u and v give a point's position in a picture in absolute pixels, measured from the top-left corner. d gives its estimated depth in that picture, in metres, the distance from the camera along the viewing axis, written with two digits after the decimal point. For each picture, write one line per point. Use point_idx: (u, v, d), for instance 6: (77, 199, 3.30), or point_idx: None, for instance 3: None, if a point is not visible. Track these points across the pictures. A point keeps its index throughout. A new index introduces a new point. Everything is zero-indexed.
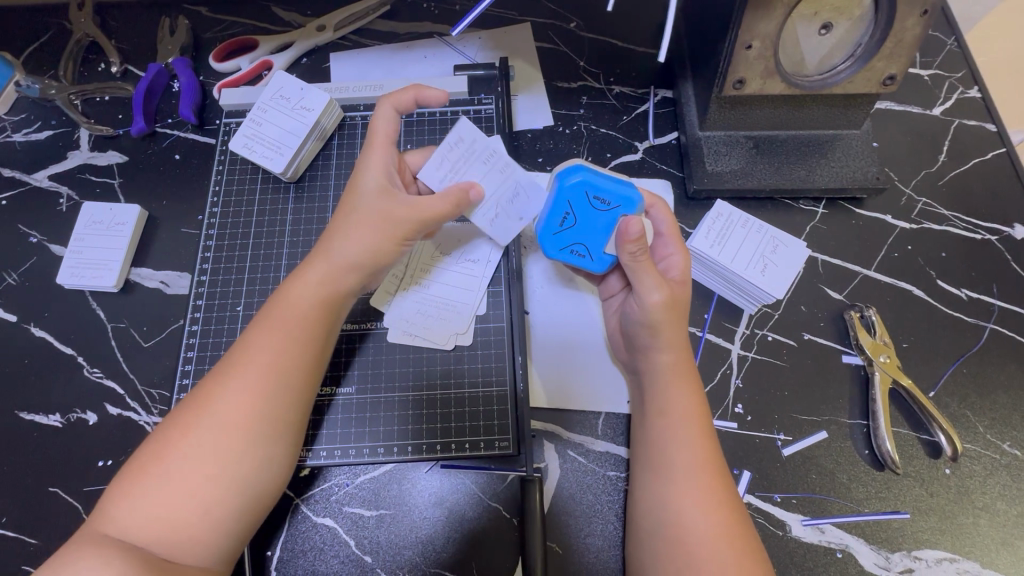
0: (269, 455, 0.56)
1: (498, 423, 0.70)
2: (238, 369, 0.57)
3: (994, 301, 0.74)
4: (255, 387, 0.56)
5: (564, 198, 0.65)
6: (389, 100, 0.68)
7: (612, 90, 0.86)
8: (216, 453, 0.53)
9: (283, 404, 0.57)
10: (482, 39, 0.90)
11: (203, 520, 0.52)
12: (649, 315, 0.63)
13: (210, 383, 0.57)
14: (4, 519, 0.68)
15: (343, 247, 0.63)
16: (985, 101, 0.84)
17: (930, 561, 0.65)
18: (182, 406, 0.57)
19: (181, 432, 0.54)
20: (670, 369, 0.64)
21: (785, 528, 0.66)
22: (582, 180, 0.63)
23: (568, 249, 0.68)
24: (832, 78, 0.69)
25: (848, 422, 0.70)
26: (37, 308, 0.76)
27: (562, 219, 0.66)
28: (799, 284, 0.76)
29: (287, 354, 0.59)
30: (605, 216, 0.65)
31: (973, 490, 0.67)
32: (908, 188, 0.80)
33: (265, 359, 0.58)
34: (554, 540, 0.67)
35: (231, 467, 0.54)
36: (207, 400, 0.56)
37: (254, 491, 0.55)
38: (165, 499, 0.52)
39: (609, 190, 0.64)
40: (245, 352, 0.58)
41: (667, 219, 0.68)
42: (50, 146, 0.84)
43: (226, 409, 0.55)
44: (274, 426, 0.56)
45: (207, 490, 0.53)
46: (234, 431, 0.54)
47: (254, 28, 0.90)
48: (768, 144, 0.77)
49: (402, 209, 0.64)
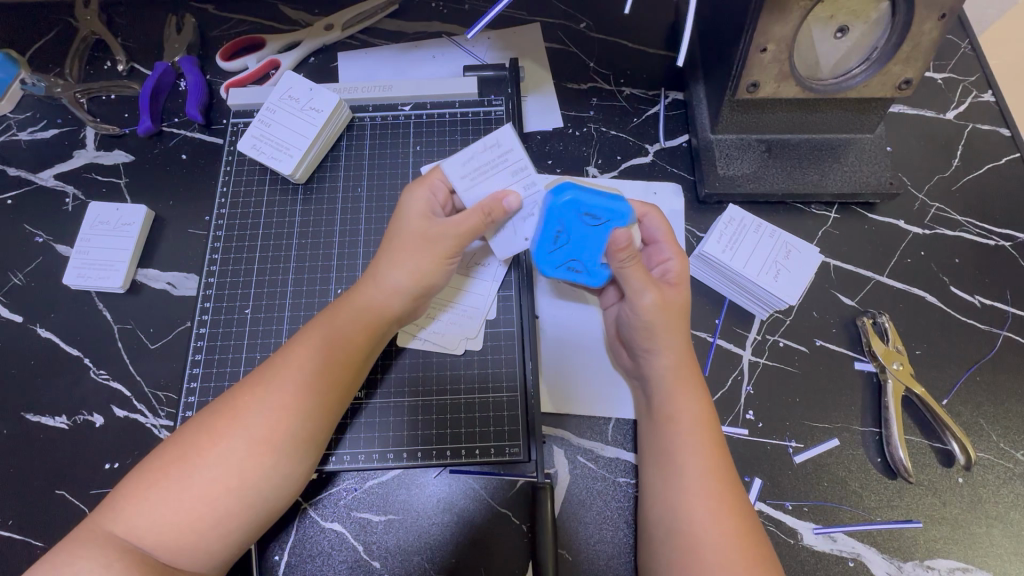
0: (290, 473, 0.55)
1: (508, 428, 0.70)
2: (270, 383, 0.56)
3: (1008, 308, 0.74)
4: (288, 405, 0.56)
5: (554, 216, 0.65)
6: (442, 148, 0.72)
7: (623, 92, 0.86)
8: (240, 467, 0.53)
9: (313, 425, 0.57)
10: (491, 40, 0.89)
11: (212, 532, 0.52)
12: (643, 319, 0.63)
13: (239, 392, 0.56)
14: (10, 521, 0.67)
15: (392, 273, 0.64)
16: (999, 105, 0.83)
17: (942, 571, 0.64)
18: (206, 412, 0.56)
19: (204, 439, 0.54)
20: (675, 373, 0.63)
21: (796, 537, 0.66)
22: (573, 197, 0.64)
23: (563, 268, 0.68)
24: (847, 82, 0.69)
25: (860, 429, 0.70)
26: (43, 309, 0.76)
27: (556, 234, 0.66)
28: (811, 289, 0.75)
29: (323, 375, 0.58)
30: (595, 230, 0.66)
31: (986, 499, 0.66)
32: (921, 193, 0.79)
33: (300, 376, 0.57)
34: (563, 547, 0.66)
35: (251, 484, 0.53)
36: (236, 411, 0.55)
37: (267, 506, 0.54)
38: (180, 507, 0.51)
39: (597, 205, 0.65)
40: (280, 367, 0.58)
41: (662, 226, 0.68)
42: (56, 145, 0.83)
43: (256, 424, 0.54)
44: (301, 447, 0.56)
45: (224, 504, 0.52)
46: (262, 449, 0.54)
47: (261, 26, 0.90)
48: (780, 147, 0.77)
49: (440, 228, 0.64)
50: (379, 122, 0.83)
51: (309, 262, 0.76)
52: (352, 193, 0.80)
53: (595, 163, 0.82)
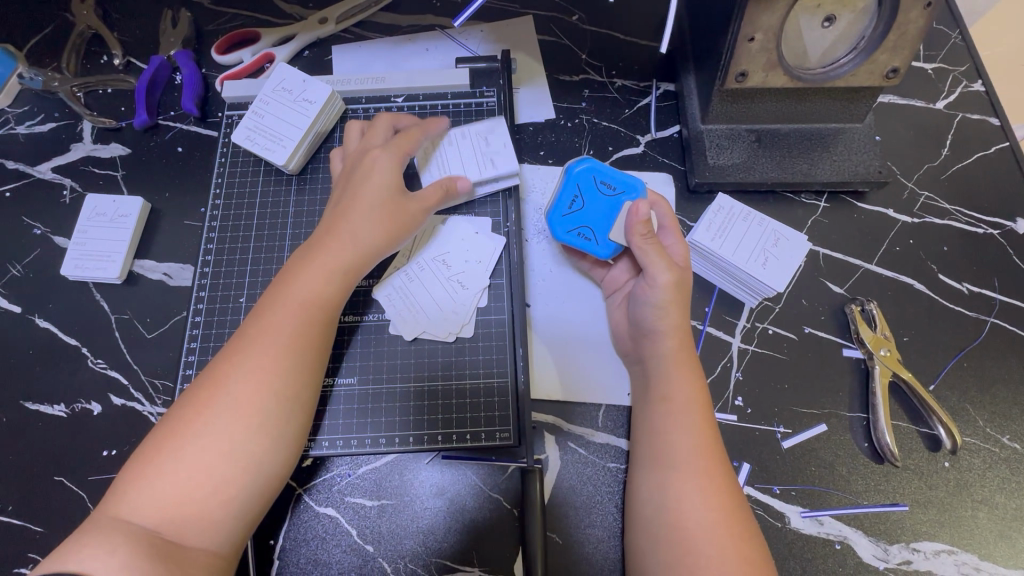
0: (280, 433, 0.57)
1: (499, 414, 0.70)
2: (246, 346, 0.58)
3: (995, 295, 0.74)
4: (268, 363, 0.58)
5: (573, 182, 0.71)
6: (388, 122, 0.75)
7: (614, 83, 0.86)
8: (231, 429, 0.55)
9: (296, 379, 0.59)
10: (484, 32, 0.90)
11: (214, 499, 0.53)
12: (659, 295, 0.64)
13: (218, 363, 0.58)
14: (10, 507, 0.68)
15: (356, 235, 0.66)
16: (988, 95, 0.84)
17: (928, 553, 0.65)
18: (190, 389, 0.58)
19: (191, 412, 0.55)
20: (673, 355, 0.64)
21: (784, 520, 0.67)
22: (588, 166, 0.71)
23: (574, 233, 0.71)
24: (835, 71, 0.69)
25: (848, 415, 0.70)
26: (42, 299, 0.77)
27: (571, 201, 0.71)
28: (800, 277, 0.76)
29: (299, 333, 0.60)
30: (608, 199, 0.71)
31: (972, 483, 0.67)
32: (910, 182, 0.80)
33: (276, 336, 0.59)
34: (554, 531, 0.67)
35: (242, 445, 0.55)
36: (217, 379, 0.57)
37: (262, 473, 0.56)
38: (180, 480, 0.52)
39: (611, 176, 0.71)
40: (255, 332, 0.59)
41: (667, 214, 0.69)
42: (54, 138, 0.84)
43: (237, 388, 0.56)
44: (288, 403, 0.58)
45: (220, 469, 0.53)
46: (247, 410, 0.55)
47: (255, 20, 0.90)
48: (769, 137, 0.77)
49: (411, 204, 0.69)
50: (372, 114, 0.84)
51: None
52: None
53: (587, 153, 0.83)
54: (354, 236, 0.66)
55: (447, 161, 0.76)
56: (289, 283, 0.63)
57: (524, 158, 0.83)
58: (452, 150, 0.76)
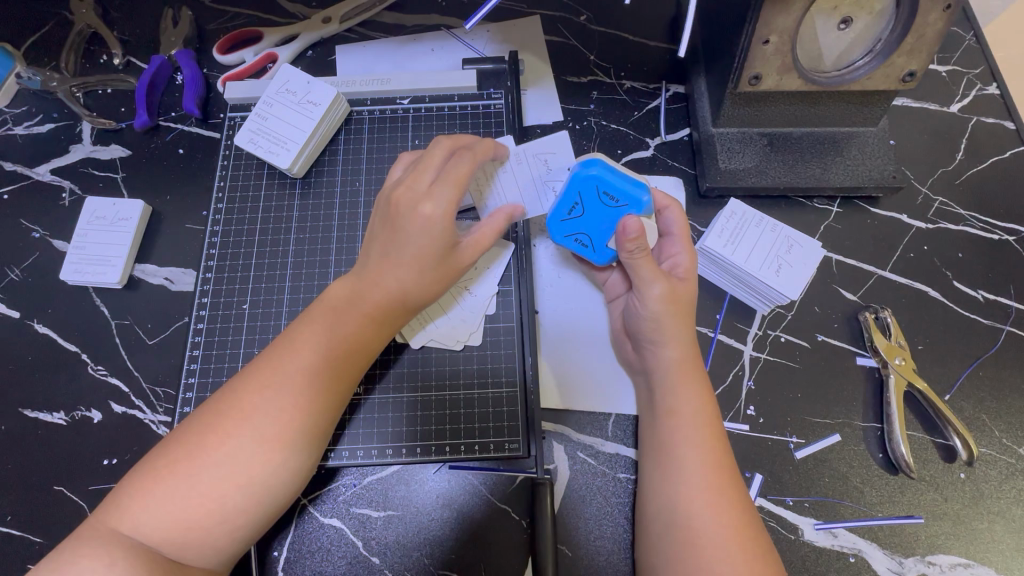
0: (298, 473, 0.56)
1: (507, 424, 0.69)
2: (280, 380, 0.56)
3: (1011, 302, 0.73)
4: (300, 403, 0.55)
5: (575, 188, 0.65)
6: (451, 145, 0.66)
7: (623, 85, 0.85)
8: (251, 466, 0.53)
9: (323, 422, 0.57)
10: (490, 32, 0.88)
11: (221, 526, 0.52)
12: (652, 309, 0.63)
13: (245, 389, 0.56)
14: (8, 517, 0.67)
15: (396, 269, 0.62)
16: (1003, 98, 0.82)
17: (944, 567, 0.64)
18: (210, 408, 0.55)
19: (212, 438, 0.53)
20: (677, 365, 0.63)
21: (797, 532, 0.66)
22: (597, 174, 0.63)
23: (570, 237, 0.68)
24: (851, 74, 0.68)
25: (861, 425, 0.69)
26: (40, 304, 0.75)
27: (570, 208, 0.66)
28: (813, 284, 0.75)
29: (332, 375, 0.58)
30: (612, 212, 0.65)
31: (989, 495, 0.66)
32: (925, 187, 0.78)
33: (309, 372, 0.57)
34: (563, 542, 0.66)
35: (260, 481, 0.53)
36: (244, 409, 0.54)
37: (273, 503, 0.55)
38: (190, 504, 0.51)
39: (620, 189, 0.63)
40: (288, 366, 0.57)
41: (679, 221, 0.68)
42: (53, 139, 0.82)
43: (266, 421, 0.54)
44: (311, 445, 0.56)
45: (233, 500, 0.52)
46: (272, 451, 0.54)
47: (257, 19, 0.89)
48: (782, 141, 0.76)
49: (464, 252, 0.64)
50: (377, 116, 0.82)
51: (307, 258, 0.76)
52: (350, 188, 0.79)
53: None
54: (395, 274, 0.61)
55: (503, 185, 0.71)
56: (326, 316, 0.61)
57: None
58: (507, 173, 0.72)
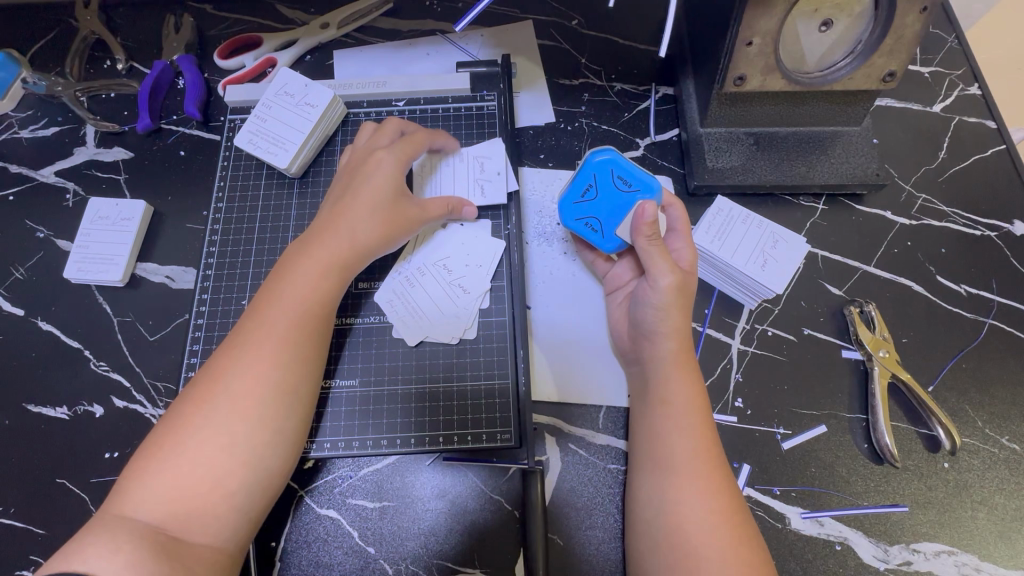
0: (279, 429, 0.57)
1: (500, 416, 0.71)
2: (246, 342, 0.59)
3: (993, 296, 0.75)
4: (266, 358, 0.58)
5: (590, 171, 0.69)
6: (396, 122, 0.76)
7: (613, 87, 0.87)
8: (228, 424, 0.55)
9: (294, 375, 0.59)
10: (484, 37, 0.91)
11: (215, 494, 0.53)
12: (660, 297, 0.65)
13: (217, 361, 0.59)
14: (12, 509, 0.69)
15: (349, 226, 0.67)
16: (985, 98, 0.84)
17: (928, 554, 0.65)
18: (189, 387, 0.58)
19: (191, 408, 0.56)
20: (673, 356, 0.64)
21: (784, 521, 0.67)
22: (610, 158, 0.68)
23: (580, 220, 0.71)
24: (832, 74, 0.70)
25: (847, 416, 0.71)
26: (44, 302, 0.77)
27: (585, 190, 0.70)
28: (799, 279, 0.76)
29: (296, 331, 0.61)
30: (625, 198, 0.68)
31: (972, 484, 0.68)
32: (908, 185, 0.80)
33: (272, 331, 0.60)
34: (555, 532, 0.67)
35: (243, 439, 0.55)
36: (217, 377, 0.57)
37: (262, 467, 0.56)
38: (181, 474, 0.53)
39: (631, 172, 0.68)
40: (253, 330, 0.60)
41: (683, 217, 0.69)
42: (57, 142, 0.84)
43: (237, 382, 0.57)
44: (286, 398, 0.58)
45: (221, 463, 0.54)
46: (245, 405, 0.56)
47: (257, 25, 0.91)
48: (768, 140, 0.78)
49: (413, 209, 0.71)
50: (373, 118, 0.84)
51: None
52: None
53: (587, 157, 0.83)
54: (348, 228, 0.67)
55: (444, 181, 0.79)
56: (284, 278, 0.64)
57: (524, 161, 0.83)
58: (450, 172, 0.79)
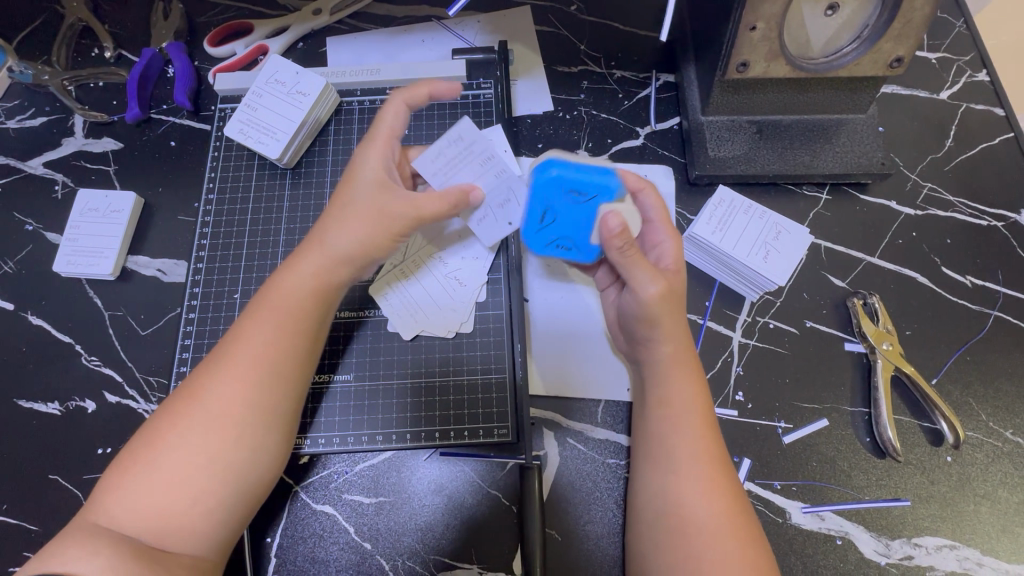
0: (258, 446, 0.56)
1: (498, 411, 0.70)
2: (226, 359, 0.57)
3: (999, 288, 0.73)
4: (244, 378, 0.56)
5: (541, 193, 0.64)
6: (401, 94, 0.67)
7: (613, 74, 0.85)
8: (204, 443, 0.54)
9: (273, 395, 0.57)
10: (480, 23, 0.88)
11: (191, 509, 0.52)
12: (646, 308, 0.61)
13: (198, 374, 0.58)
14: (4, 506, 0.68)
15: (338, 239, 0.62)
16: (993, 84, 0.82)
17: (930, 549, 0.65)
18: (169, 399, 0.57)
19: (166, 423, 0.55)
20: (671, 359, 0.62)
21: (785, 516, 0.66)
22: (559, 173, 0.64)
23: (551, 246, 0.67)
24: (838, 60, 0.68)
25: (849, 410, 0.70)
26: (34, 296, 0.76)
27: (543, 215, 0.65)
28: (801, 271, 0.75)
29: (279, 348, 0.58)
30: (586, 206, 0.65)
31: (975, 478, 0.67)
32: (914, 174, 0.79)
33: (254, 346, 0.58)
34: (553, 527, 0.67)
35: (219, 455, 0.54)
36: (196, 395, 0.56)
37: (243, 479, 0.55)
38: (155, 490, 0.52)
39: (585, 180, 0.65)
40: (235, 346, 0.58)
41: (658, 207, 0.65)
42: (44, 133, 0.83)
43: (215, 399, 0.55)
44: (264, 419, 0.57)
45: (196, 479, 0.53)
46: (222, 423, 0.55)
47: (249, 12, 0.89)
48: (771, 128, 0.76)
49: (397, 200, 0.63)
50: (367, 107, 0.82)
51: (298, 248, 0.76)
52: (341, 177, 0.79)
53: (586, 146, 0.82)
54: (329, 244, 0.63)
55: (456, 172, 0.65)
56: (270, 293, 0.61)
57: (521, 150, 0.82)
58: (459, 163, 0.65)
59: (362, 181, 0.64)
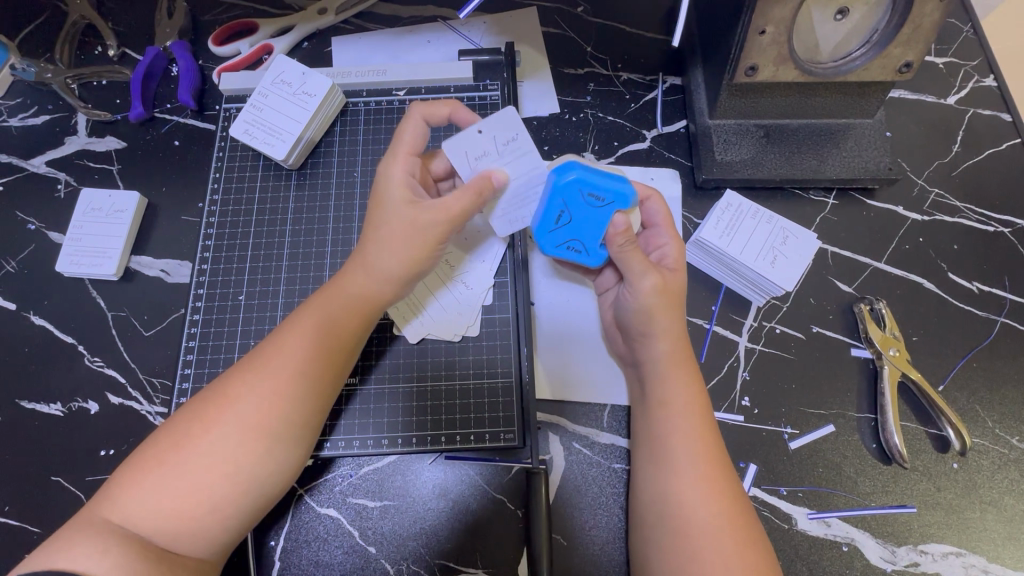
0: (280, 463, 0.56)
1: (503, 415, 0.70)
2: (264, 369, 0.57)
3: (1006, 294, 0.73)
4: (280, 390, 0.56)
5: (556, 196, 0.62)
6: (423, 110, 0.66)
7: (620, 76, 0.85)
8: (233, 453, 0.53)
9: (305, 407, 0.57)
10: (487, 24, 0.88)
11: (210, 517, 0.52)
12: (641, 302, 0.62)
13: (231, 378, 0.57)
14: (6, 508, 0.67)
15: (378, 257, 0.62)
16: (1000, 90, 0.82)
17: (936, 555, 0.65)
18: (199, 398, 0.56)
19: (195, 426, 0.54)
20: (667, 358, 0.62)
21: (790, 522, 0.66)
22: (577, 178, 0.61)
23: (563, 246, 0.66)
24: (846, 65, 0.67)
25: (856, 415, 0.70)
26: (36, 296, 0.75)
27: (557, 217, 0.63)
28: (807, 276, 0.75)
29: (313, 360, 0.58)
30: (598, 212, 0.63)
31: (981, 485, 0.67)
32: (921, 179, 0.78)
33: (291, 360, 0.57)
34: (559, 531, 0.67)
35: (246, 468, 0.54)
36: (227, 397, 0.55)
37: (259, 491, 0.55)
38: (176, 493, 0.51)
39: (600, 186, 0.62)
40: (273, 354, 0.58)
41: (663, 211, 0.67)
42: (47, 131, 0.82)
43: (249, 409, 0.55)
44: (294, 432, 0.56)
45: (220, 488, 0.52)
46: (253, 436, 0.54)
47: (253, 10, 0.88)
48: (778, 132, 0.76)
49: (427, 211, 0.61)
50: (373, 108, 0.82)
51: (303, 250, 0.76)
52: (347, 178, 0.79)
53: (592, 149, 0.81)
54: (368, 257, 0.62)
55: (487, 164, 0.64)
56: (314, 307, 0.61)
57: None
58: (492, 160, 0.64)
59: (392, 197, 0.62)
